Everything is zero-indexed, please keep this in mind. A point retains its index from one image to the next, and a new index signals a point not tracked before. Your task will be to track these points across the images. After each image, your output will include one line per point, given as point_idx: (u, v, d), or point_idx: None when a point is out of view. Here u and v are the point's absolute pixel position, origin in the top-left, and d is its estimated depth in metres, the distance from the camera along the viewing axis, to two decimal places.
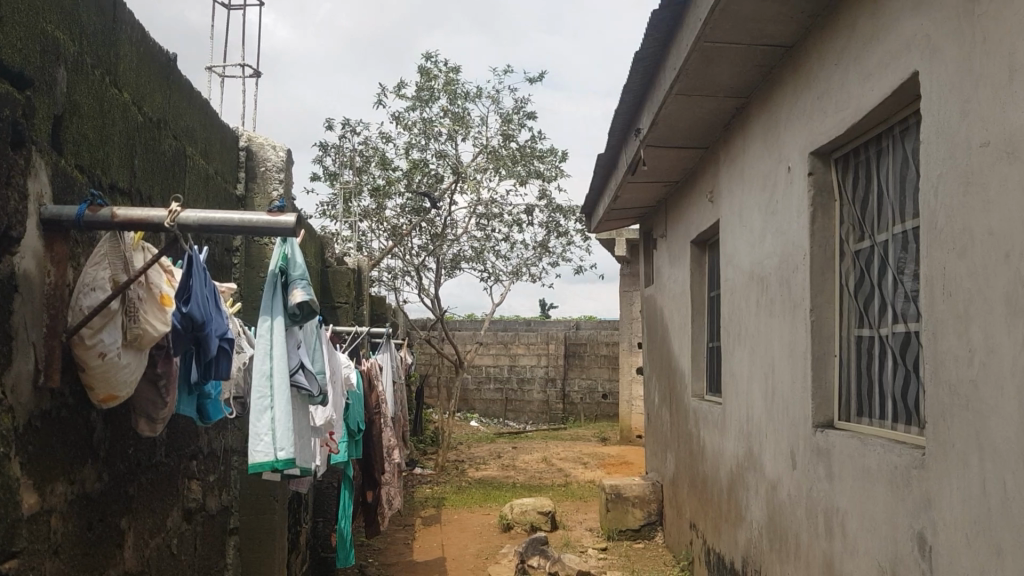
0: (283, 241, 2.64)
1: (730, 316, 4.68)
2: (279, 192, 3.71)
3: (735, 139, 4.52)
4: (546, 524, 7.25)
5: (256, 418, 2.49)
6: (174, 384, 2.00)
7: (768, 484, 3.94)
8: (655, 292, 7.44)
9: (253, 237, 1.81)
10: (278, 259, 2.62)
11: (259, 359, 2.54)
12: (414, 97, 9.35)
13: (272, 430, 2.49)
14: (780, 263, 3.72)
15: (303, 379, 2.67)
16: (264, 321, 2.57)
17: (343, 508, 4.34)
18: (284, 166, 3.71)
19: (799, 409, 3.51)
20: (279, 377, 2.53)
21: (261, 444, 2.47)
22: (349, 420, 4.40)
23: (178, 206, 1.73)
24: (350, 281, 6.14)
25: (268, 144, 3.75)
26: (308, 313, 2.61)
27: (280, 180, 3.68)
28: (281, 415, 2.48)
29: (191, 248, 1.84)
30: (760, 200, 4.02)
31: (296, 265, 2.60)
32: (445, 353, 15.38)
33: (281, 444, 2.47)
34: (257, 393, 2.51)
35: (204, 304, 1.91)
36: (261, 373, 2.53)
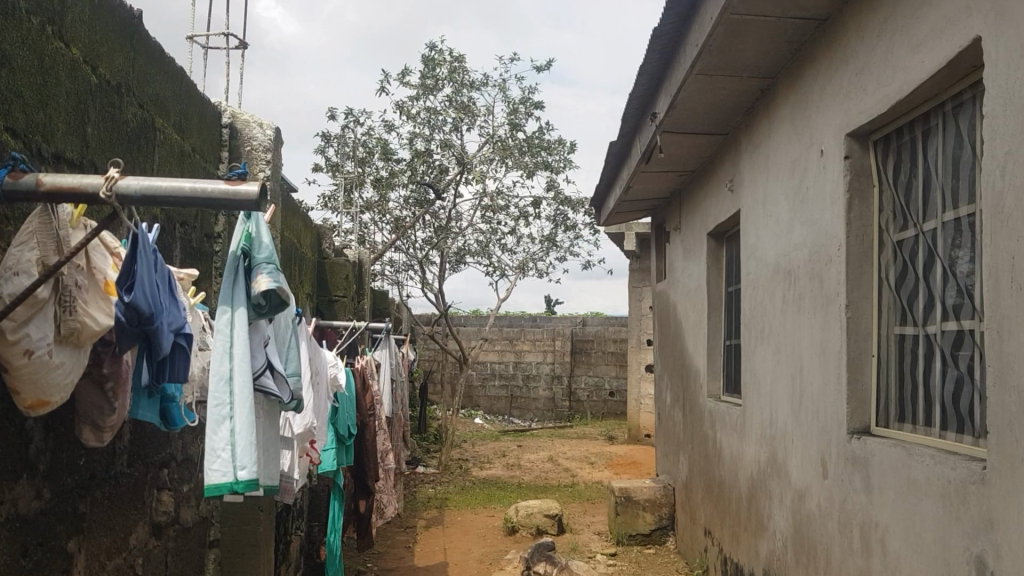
0: (247, 218, 2.29)
1: (751, 312, 4.40)
2: (266, 174, 3.50)
3: (760, 123, 4.24)
4: (553, 528, 6.97)
5: (213, 430, 2.12)
6: (124, 387, 1.77)
7: (794, 492, 3.66)
8: (668, 287, 7.15)
9: (210, 211, 1.54)
10: (240, 240, 2.27)
11: (217, 358, 2.17)
12: (419, 86, 9.07)
13: (231, 445, 2.12)
14: (811, 254, 3.43)
15: (271, 383, 2.31)
16: (224, 313, 2.20)
17: (333, 521, 4.09)
18: (272, 146, 3.50)
19: (832, 414, 3.22)
20: (242, 381, 2.16)
21: (218, 462, 2.10)
22: (339, 424, 4.11)
23: (118, 174, 1.48)
24: (349, 273, 5.86)
25: (254, 121, 3.49)
26: (275, 303, 2.26)
27: (269, 162, 3.47)
28: (243, 427, 2.12)
29: (136, 226, 1.56)
30: (788, 186, 3.75)
31: (262, 247, 2.26)
32: (450, 349, 15.10)
33: (242, 462, 2.10)
34: (215, 400, 2.14)
35: (151, 292, 1.62)
36: (219, 376, 2.16)
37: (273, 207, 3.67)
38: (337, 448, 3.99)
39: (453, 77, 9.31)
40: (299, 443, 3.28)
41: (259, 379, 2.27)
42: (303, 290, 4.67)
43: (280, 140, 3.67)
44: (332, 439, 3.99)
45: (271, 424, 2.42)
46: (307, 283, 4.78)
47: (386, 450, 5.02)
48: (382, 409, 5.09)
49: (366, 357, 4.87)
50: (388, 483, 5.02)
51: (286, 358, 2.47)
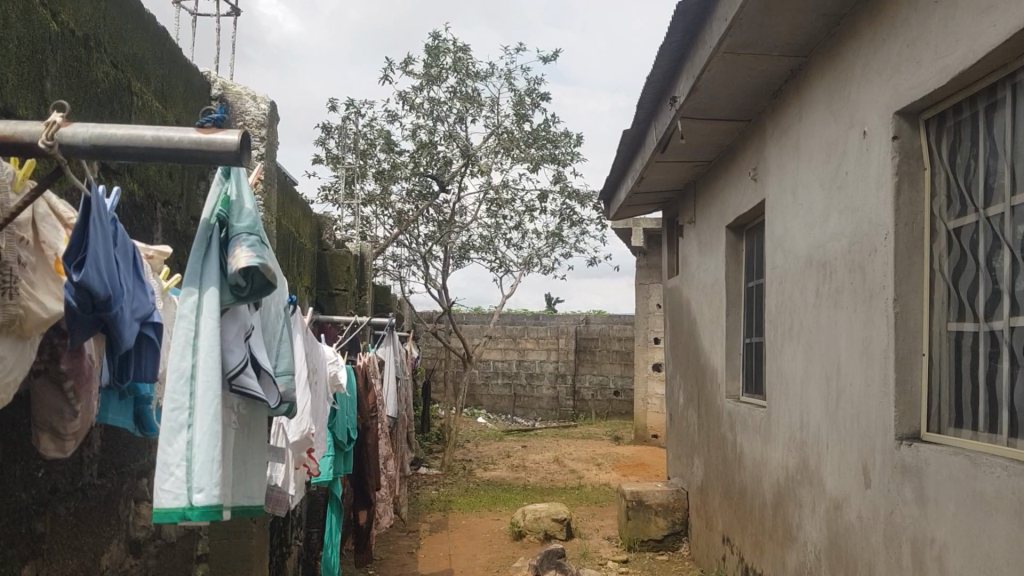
0: (229, 175, 1.82)
1: (778, 308, 4.14)
2: (259, 152, 3.28)
3: (789, 105, 3.98)
4: (561, 532, 6.72)
5: (167, 440, 1.66)
6: (88, 387, 1.54)
7: (830, 501, 3.39)
8: (681, 283, 6.89)
9: (177, 162, 1.37)
10: (218, 204, 1.81)
11: (178, 350, 1.71)
12: (422, 75, 8.79)
13: (188, 462, 1.65)
14: (852, 244, 3.16)
15: (254, 384, 1.80)
16: (189, 295, 1.73)
17: (330, 535, 3.87)
18: (266, 121, 3.28)
19: (875, 418, 2.96)
20: (207, 381, 1.70)
21: (170, 482, 1.63)
22: (339, 427, 3.85)
23: (58, 119, 1.31)
24: (349, 266, 5.61)
25: (247, 95, 3.30)
26: (259, 285, 1.76)
27: (263, 138, 3.26)
28: (204, 439, 1.65)
29: (88, 187, 1.33)
30: (824, 172, 3.48)
31: (241, 213, 1.78)
32: (452, 347, 14.85)
33: (200, 484, 1.64)
34: (171, 403, 1.68)
35: (103, 270, 1.36)
36: (178, 373, 1.70)
37: (269, 191, 3.43)
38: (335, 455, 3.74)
39: (458, 66, 9.03)
40: (294, 452, 3.02)
41: (236, 379, 1.77)
42: (302, 283, 4.41)
43: (277, 117, 3.46)
44: (330, 445, 3.72)
45: (251, 433, 1.92)
46: (306, 276, 4.53)
47: (387, 455, 4.76)
48: (383, 410, 4.82)
49: (368, 354, 4.60)
50: (388, 491, 4.77)
51: (274, 355, 2.05)
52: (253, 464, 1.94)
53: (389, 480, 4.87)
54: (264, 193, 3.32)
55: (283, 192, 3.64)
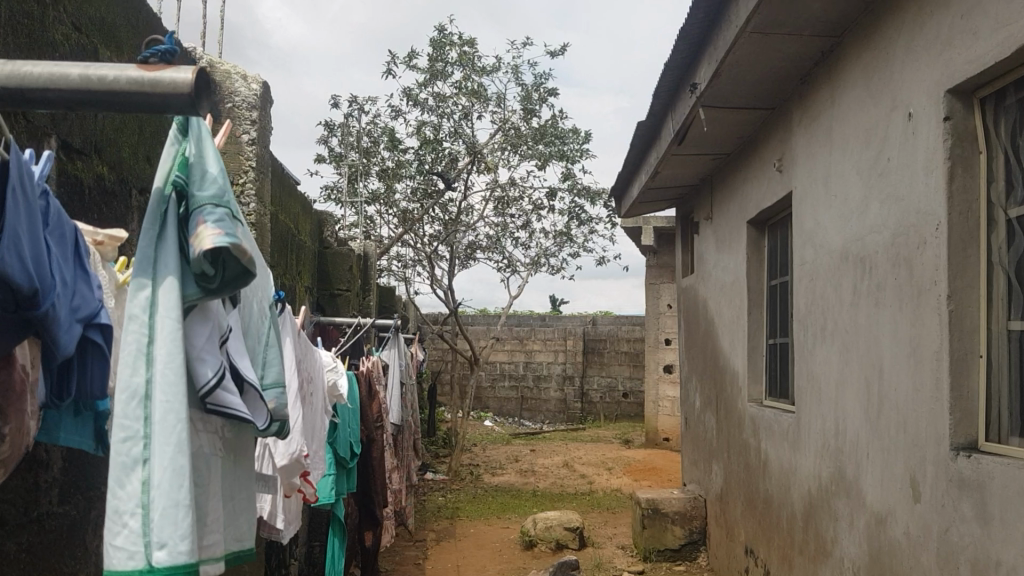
0: (190, 140, 1.56)
1: (809, 306, 3.88)
2: (250, 135, 3.10)
3: (819, 91, 3.73)
4: (574, 542, 6.47)
5: (120, 482, 1.38)
6: (19, 407, 1.34)
7: (871, 514, 3.13)
8: (697, 282, 6.64)
9: (113, 107, 1.22)
10: (177, 172, 1.54)
11: (128, 362, 1.42)
12: (427, 70, 8.55)
13: (145, 509, 1.37)
14: (897, 235, 2.91)
15: (229, 402, 1.54)
16: (142, 290, 1.46)
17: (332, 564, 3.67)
18: (256, 102, 3.12)
19: (925, 426, 2.70)
20: (167, 401, 1.42)
21: (123, 537, 1.35)
22: (339, 442, 3.60)
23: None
24: (351, 265, 5.36)
25: (236, 75, 3.16)
26: (234, 272, 1.49)
27: (252, 118, 3.09)
28: (165, 481, 1.37)
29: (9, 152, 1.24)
30: (861, 159, 3.23)
31: (206, 184, 1.51)
32: (458, 349, 14.61)
33: (161, 537, 1.35)
34: (122, 433, 1.39)
35: (28, 252, 1.25)
36: (129, 392, 1.41)
37: (263, 179, 3.24)
38: (334, 474, 3.50)
39: (463, 60, 8.78)
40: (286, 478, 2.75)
41: (213, 395, 1.53)
42: (302, 283, 4.17)
43: (271, 101, 3.31)
44: (330, 462, 3.48)
45: (238, 462, 1.66)
46: (307, 275, 4.29)
47: (393, 467, 4.51)
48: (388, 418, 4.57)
49: (373, 358, 4.34)
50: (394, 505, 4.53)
51: (262, 364, 1.81)
52: (241, 501, 1.67)
53: (395, 493, 4.63)
54: (257, 179, 3.14)
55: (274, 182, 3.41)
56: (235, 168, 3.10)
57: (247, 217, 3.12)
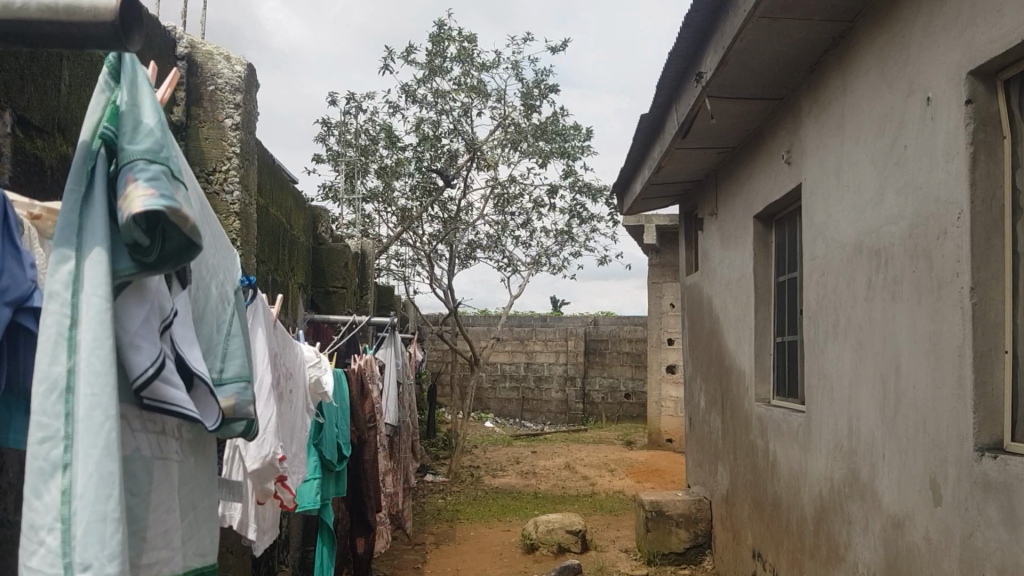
0: (123, 93, 1.38)
1: (820, 301, 3.75)
2: (234, 119, 2.99)
3: (830, 79, 3.60)
4: (577, 545, 6.33)
5: (38, 489, 1.21)
6: None
7: (888, 518, 3.00)
8: (701, 279, 6.51)
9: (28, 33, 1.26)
10: (108, 128, 1.35)
11: (48, 349, 1.24)
12: (426, 65, 8.42)
13: (67, 522, 1.19)
14: (915, 226, 2.78)
15: (166, 396, 1.37)
16: (64, 263, 1.26)
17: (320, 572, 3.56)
18: (241, 85, 3.02)
19: (946, 426, 2.56)
20: (93, 395, 1.23)
21: (40, 555, 1.19)
22: (324, 446, 3.47)
23: None
24: (347, 261, 5.23)
25: (219, 56, 3.06)
26: (176, 245, 1.31)
27: (237, 101, 2.99)
28: (90, 489, 1.19)
29: None
30: (876, 148, 3.10)
31: (142, 143, 1.33)
32: (459, 349, 14.48)
33: (84, 556, 1.17)
34: (39, 432, 1.21)
35: None
36: (48, 384, 1.23)
37: (248, 167, 3.12)
38: (320, 477, 3.39)
39: (463, 55, 8.65)
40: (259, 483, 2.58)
41: (150, 387, 1.34)
42: (295, 280, 4.04)
43: (256, 86, 3.21)
44: (312, 468, 3.36)
45: (199, 467, 1.55)
46: (300, 271, 4.15)
47: (386, 471, 4.37)
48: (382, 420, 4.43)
49: (364, 356, 4.19)
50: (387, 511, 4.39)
51: (222, 355, 1.64)
52: (201, 509, 1.55)
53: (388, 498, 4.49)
54: (242, 167, 3.02)
55: (262, 172, 3.27)
56: (219, 154, 2.98)
57: (231, 207, 3.00)
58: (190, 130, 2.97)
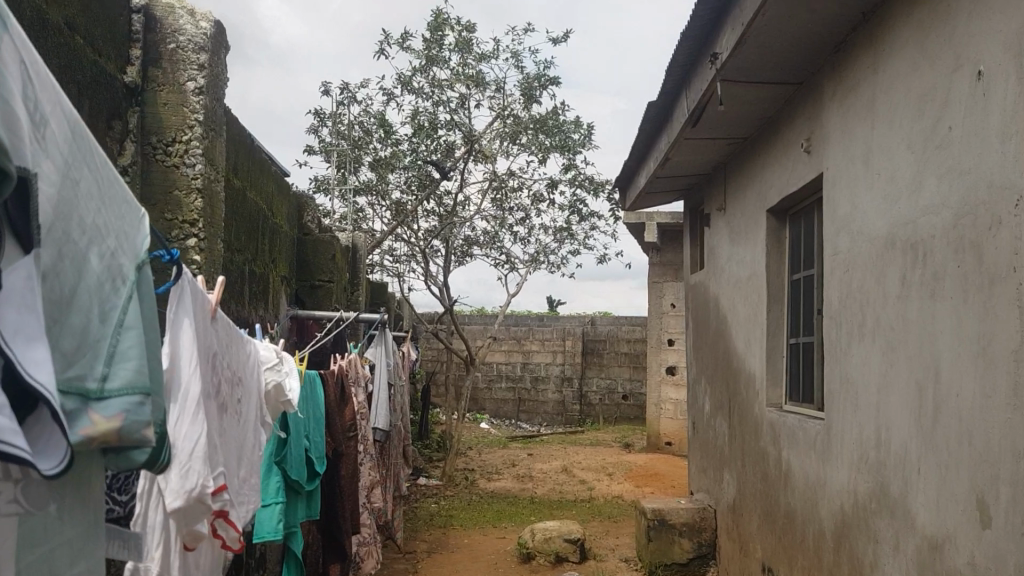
0: None
1: (843, 301, 3.47)
2: (198, 82, 2.72)
3: (857, 58, 3.32)
4: (575, 555, 6.05)
5: None
6: None
7: (924, 540, 2.71)
8: (707, 277, 6.23)
9: None
10: None
11: None
12: (423, 53, 8.13)
13: None
14: (962, 214, 2.50)
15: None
16: None
17: None
18: (206, 43, 2.76)
19: (1000, 440, 2.27)
20: None
21: None
22: (290, 469, 3.06)
23: None
24: (335, 253, 4.94)
25: (182, 10, 2.78)
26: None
27: (200, 59, 2.73)
28: None
29: None
30: (914, 132, 2.82)
31: None
32: (454, 349, 14.20)
33: None
34: None
35: None
36: None
37: (213, 137, 2.86)
38: (282, 502, 2.97)
39: (461, 45, 8.37)
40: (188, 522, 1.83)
41: None
42: (277, 271, 3.75)
43: (223, 51, 2.95)
44: (274, 496, 2.93)
45: (85, 509, 1.25)
46: (283, 263, 3.87)
47: (372, 483, 4.07)
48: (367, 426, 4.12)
49: (347, 357, 3.87)
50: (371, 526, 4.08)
51: (107, 357, 1.19)
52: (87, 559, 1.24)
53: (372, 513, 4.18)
54: (205, 137, 2.76)
55: (231, 150, 3.00)
56: (180, 123, 2.71)
57: (193, 181, 2.74)
58: (146, 95, 2.68)
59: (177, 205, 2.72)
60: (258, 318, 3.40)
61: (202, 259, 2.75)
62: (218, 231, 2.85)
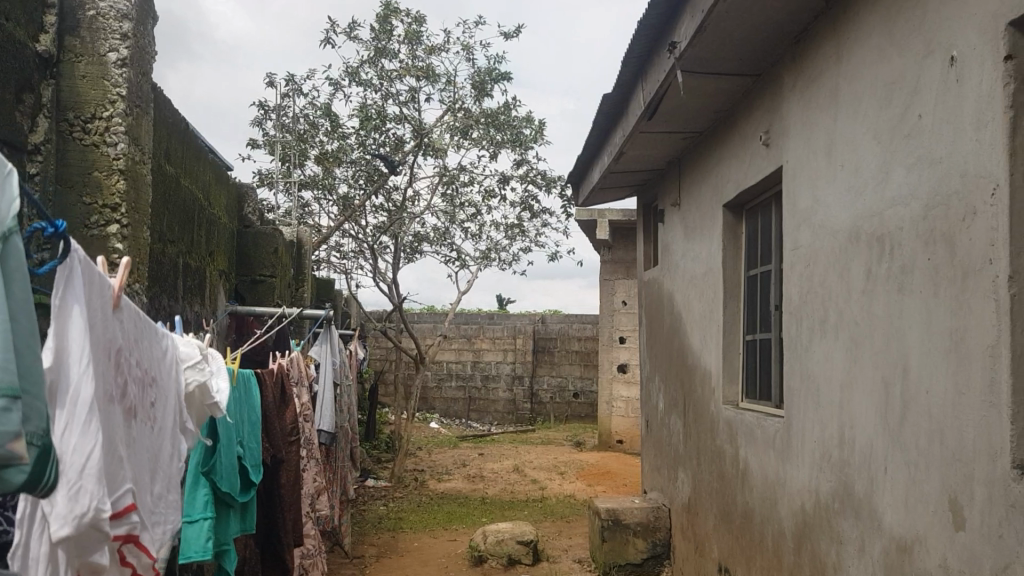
0: None
1: (804, 296, 3.39)
2: (119, 52, 2.55)
3: (819, 47, 3.23)
4: (528, 557, 5.91)
5: None
6: None
7: (892, 541, 2.63)
8: (661, 274, 6.15)
9: None
10: None
11: None
12: (371, 44, 7.93)
13: None
14: (932, 205, 2.42)
15: None
16: None
17: None
18: (130, 12, 2.59)
19: (973, 439, 2.19)
20: None
21: None
22: (220, 482, 2.77)
23: None
24: (278, 247, 4.74)
25: None
26: None
27: (123, 30, 2.57)
28: None
29: None
30: (880, 121, 2.74)
31: None
32: (403, 347, 13.97)
33: None
34: None
35: None
36: None
37: (138, 114, 2.68)
38: (212, 518, 2.67)
39: (410, 36, 8.18)
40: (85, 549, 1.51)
41: None
42: (216, 266, 3.55)
43: (150, 23, 2.77)
44: (201, 515, 2.64)
45: None
46: (221, 257, 3.67)
47: (316, 491, 3.86)
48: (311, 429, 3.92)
49: (289, 356, 3.68)
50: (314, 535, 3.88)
51: None
52: None
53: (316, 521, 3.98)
54: (128, 113, 2.58)
55: (158, 131, 2.81)
56: (100, 97, 2.53)
57: (114, 162, 2.56)
58: (62, 67, 2.50)
59: (97, 187, 2.53)
60: (194, 314, 3.20)
61: (127, 246, 2.57)
62: (145, 217, 2.67)
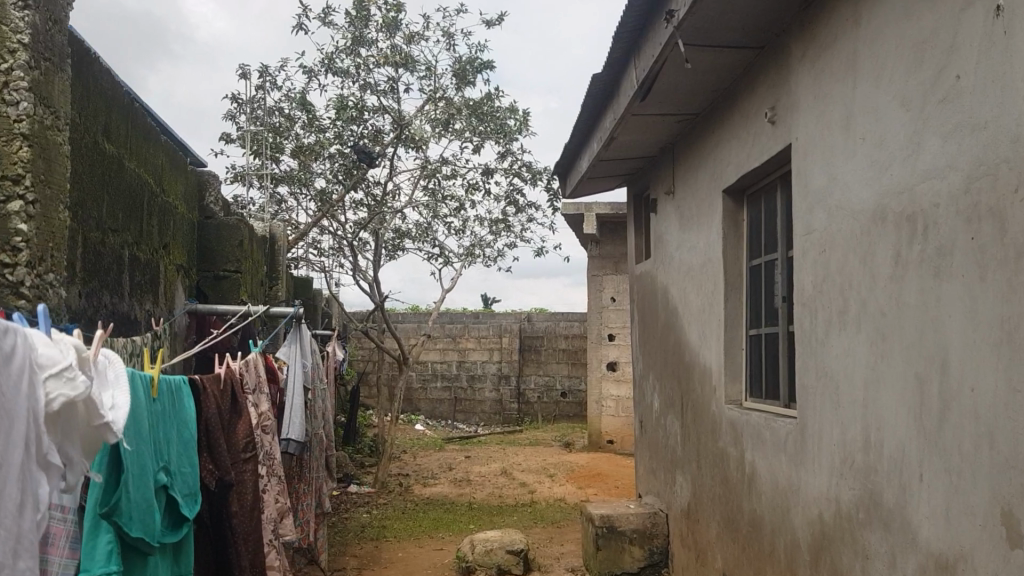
0: None
1: (819, 285, 3.10)
2: None
3: (833, 11, 2.94)
4: (518, 567, 5.60)
5: None
6: None
7: (930, 557, 2.34)
8: (654, 266, 5.86)
9: None
10: None
11: None
12: (348, 33, 7.60)
13: None
14: (976, 177, 2.13)
15: None
16: None
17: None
18: None
19: None
20: None
21: None
22: (130, 518, 2.00)
23: None
24: (243, 240, 4.41)
25: None
26: None
27: None
28: None
29: None
30: (908, 87, 2.45)
31: None
32: (386, 348, 13.65)
33: None
34: None
35: None
36: None
37: (50, 71, 2.20)
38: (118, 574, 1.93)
39: (388, 23, 7.85)
40: None
41: None
42: (171, 259, 3.23)
43: None
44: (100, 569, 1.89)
45: None
46: (179, 251, 3.35)
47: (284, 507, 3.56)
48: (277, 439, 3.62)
49: (246, 359, 3.35)
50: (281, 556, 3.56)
51: None
52: None
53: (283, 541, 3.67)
54: (33, 66, 2.09)
55: (90, 103, 2.45)
56: None
57: (16, 124, 2.06)
58: None
59: None
60: (145, 314, 2.89)
61: (32, 226, 2.08)
62: (58, 192, 2.18)
